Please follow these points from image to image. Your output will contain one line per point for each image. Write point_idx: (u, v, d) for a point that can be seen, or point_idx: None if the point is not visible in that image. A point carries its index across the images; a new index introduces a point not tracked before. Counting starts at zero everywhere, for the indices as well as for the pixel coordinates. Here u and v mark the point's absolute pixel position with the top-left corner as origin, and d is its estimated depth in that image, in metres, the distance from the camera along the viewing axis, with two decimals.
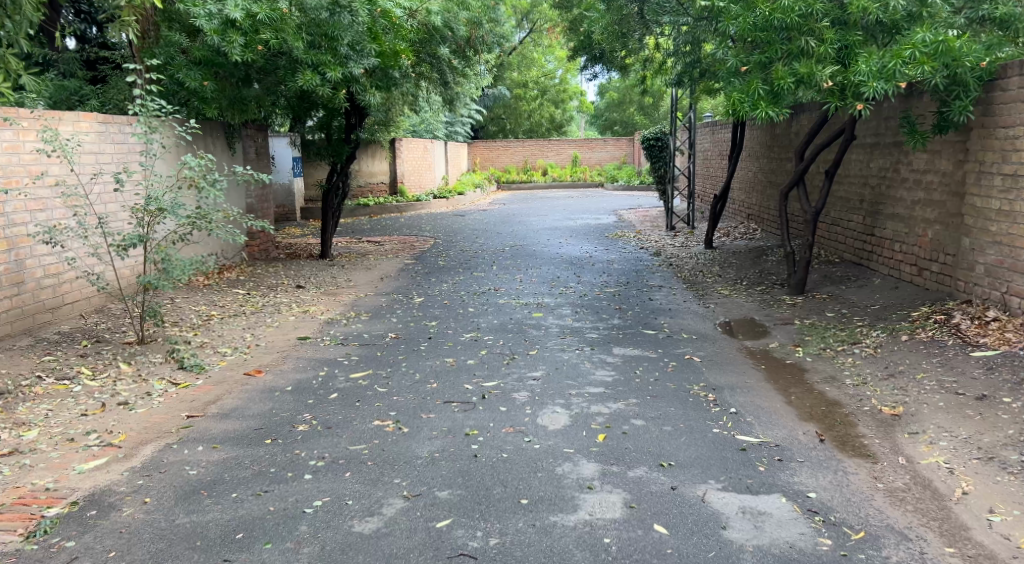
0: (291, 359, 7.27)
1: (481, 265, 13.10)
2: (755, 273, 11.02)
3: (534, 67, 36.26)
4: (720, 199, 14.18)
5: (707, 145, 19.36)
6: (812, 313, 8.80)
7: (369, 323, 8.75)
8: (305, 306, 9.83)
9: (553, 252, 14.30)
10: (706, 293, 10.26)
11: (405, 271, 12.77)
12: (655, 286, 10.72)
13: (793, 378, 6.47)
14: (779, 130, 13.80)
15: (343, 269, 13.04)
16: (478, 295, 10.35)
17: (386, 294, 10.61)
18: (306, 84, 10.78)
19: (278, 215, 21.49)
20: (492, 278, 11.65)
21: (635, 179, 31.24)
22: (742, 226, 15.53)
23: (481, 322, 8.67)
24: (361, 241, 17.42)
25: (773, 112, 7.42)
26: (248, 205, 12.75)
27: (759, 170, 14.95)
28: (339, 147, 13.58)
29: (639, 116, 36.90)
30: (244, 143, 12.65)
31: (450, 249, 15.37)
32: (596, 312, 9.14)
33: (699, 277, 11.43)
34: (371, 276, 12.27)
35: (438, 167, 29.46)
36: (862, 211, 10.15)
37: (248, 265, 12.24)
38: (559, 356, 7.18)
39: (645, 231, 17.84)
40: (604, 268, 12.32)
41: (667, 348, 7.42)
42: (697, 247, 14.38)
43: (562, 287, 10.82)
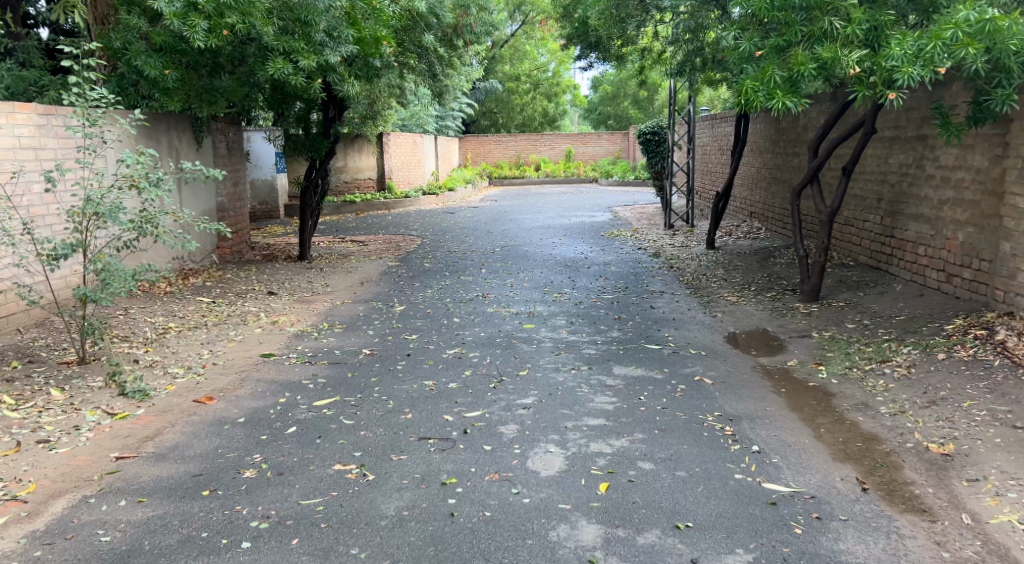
0: (250, 381, 6.45)
1: (469, 268, 12.26)
2: (763, 278, 10.23)
3: (526, 60, 35.42)
4: (723, 197, 13.43)
5: (707, 140, 18.55)
6: (831, 323, 7.99)
7: (343, 336, 7.94)
8: (274, 316, 9.01)
9: (546, 253, 13.46)
10: (712, 300, 9.44)
11: (388, 275, 11.95)
12: (656, 292, 9.91)
13: (820, 405, 5.66)
14: (785, 124, 13.05)
15: (321, 272, 12.20)
16: (464, 302, 9.54)
17: (365, 302, 9.79)
18: (278, 73, 9.96)
19: (261, 213, 20.66)
20: (480, 283, 10.85)
21: (630, 175, 30.42)
22: (745, 225, 14.72)
23: (466, 335, 7.85)
24: (344, 241, 16.55)
25: (793, 102, 6.60)
26: (220, 204, 12.01)
27: (763, 166, 14.18)
28: (318, 142, 12.73)
29: (633, 110, 36.08)
30: (214, 138, 11.79)
31: (437, 250, 14.52)
32: (593, 322, 8.33)
33: (702, 281, 10.62)
34: (351, 280, 11.42)
35: (428, 162, 28.63)
36: (881, 211, 9.36)
37: (217, 269, 11.38)
38: (552, 377, 6.37)
39: (643, 229, 17.04)
40: (600, 271, 11.51)
41: (674, 368, 6.60)
42: (699, 248, 13.61)
43: (556, 293, 10.01)
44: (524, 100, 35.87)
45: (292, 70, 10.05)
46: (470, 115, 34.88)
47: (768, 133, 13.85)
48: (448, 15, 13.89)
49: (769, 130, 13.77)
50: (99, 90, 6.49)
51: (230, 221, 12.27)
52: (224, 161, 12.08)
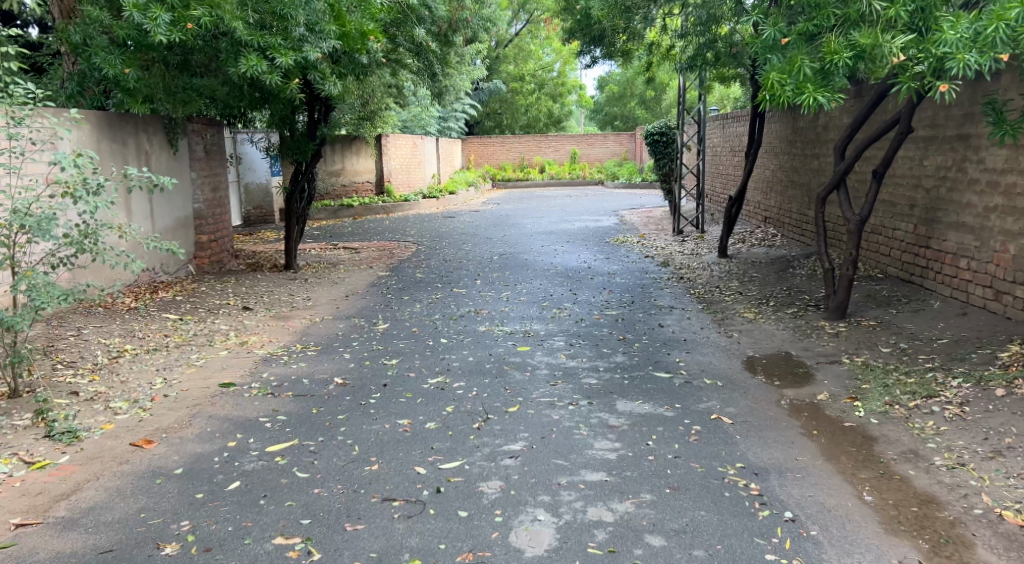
0: (201, 417, 5.61)
1: (465, 279, 11.43)
2: (782, 291, 9.38)
3: (530, 60, 34.64)
4: (737, 201, 12.61)
5: (717, 141, 17.70)
6: (862, 346, 7.14)
7: (315, 360, 7.09)
8: (244, 335, 8.17)
9: (548, 262, 12.61)
10: (727, 318, 8.56)
11: (378, 286, 11.16)
12: (666, 308, 9.04)
13: (861, 454, 4.82)
14: (804, 124, 12.23)
15: (306, 283, 11.42)
16: (454, 319, 8.70)
17: (348, 318, 8.95)
18: (250, 72, 9.11)
19: (254, 217, 19.90)
20: (473, 296, 10.01)
21: (637, 177, 29.59)
22: (759, 232, 13.88)
23: (453, 360, 7.01)
24: (336, 249, 15.73)
25: (825, 97, 5.74)
26: (197, 211, 11.14)
27: (779, 169, 13.34)
28: (302, 144, 11.91)
29: (640, 111, 35.22)
30: (191, 140, 10.95)
31: (432, 258, 13.69)
32: (596, 344, 7.49)
33: (716, 295, 9.76)
34: (336, 293, 10.61)
35: (430, 164, 27.81)
36: (913, 219, 8.52)
37: (193, 281, 10.56)
38: (546, 414, 5.53)
39: (651, 235, 16.18)
40: (604, 283, 10.64)
41: (688, 404, 5.76)
42: (710, 257, 12.78)
43: (555, 308, 9.17)
44: (529, 101, 35.02)
45: (268, 68, 9.22)
46: (473, 116, 34.05)
47: (784, 133, 13.01)
48: (442, 8, 13.09)
49: (786, 131, 12.95)
50: (23, 82, 5.66)
51: (209, 229, 11.44)
52: (204, 164, 11.26)
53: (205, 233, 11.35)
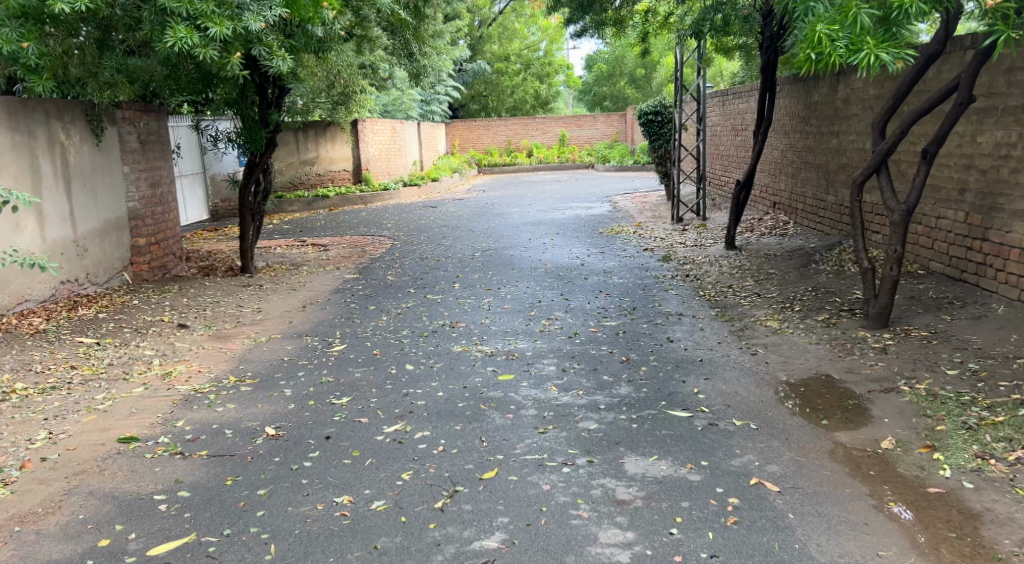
0: (77, 495, 4.25)
1: (441, 282, 10.07)
2: (807, 292, 8.07)
3: (515, 39, 33.32)
4: (745, 186, 11.31)
5: (717, 120, 16.35)
6: (920, 364, 5.83)
7: (246, 400, 5.73)
8: (172, 362, 6.80)
9: (535, 260, 11.28)
10: (747, 329, 7.22)
11: (342, 292, 9.81)
12: (673, 317, 7.71)
13: (965, 547, 3.62)
14: (819, 99, 10.93)
15: (261, 290, 10.06)
16: (424, 336, 7.34)
17: (299, 338, 7.58)
18: (178, 45, 7.70)
19: (222, 210, 18.43)
20: (451, 304, 8.68)
21: (628, 159, 28.19)
22: (768, 219, 12.56)
23: (418, 396, 5.66)
24: (302, 248, 14.34)
25: (890, 54, 4.90)
26: (131, 210, 9.73)
27: (790, 149, 12.03)
28: (254, 131, 10.52)
29: (630, 90, 33.75)
30: (121, 129, 9.53)
31: (407, 257, 12.31)
32: (593, 368, 6.15)
33: (729, 297, 8.43)
34: (292, 303, 9.23)
35: (411, 150, 26.36)
36: (966, 206, 7.19)
37: (125, 293, 9.16)
38: (531, 483, 4.19)
39: (648, 224, 14.82)
40: (600, 286, 9.30)
41: (717, 461, 4.44)
42: (716, 249, 11.48)
43: (543, 319, 7.83)
44: (514, 82, 33.59)
45: (200, 40, 7.83)
46: (456, 98, 32.61)
47: (796, 110, 11.70)
48: None
49: (798, 107, 11.63)
50: None
51: (148, 231, 10.04)
52: (139, 157, 9.85)
53: (142, 236, 9.95)
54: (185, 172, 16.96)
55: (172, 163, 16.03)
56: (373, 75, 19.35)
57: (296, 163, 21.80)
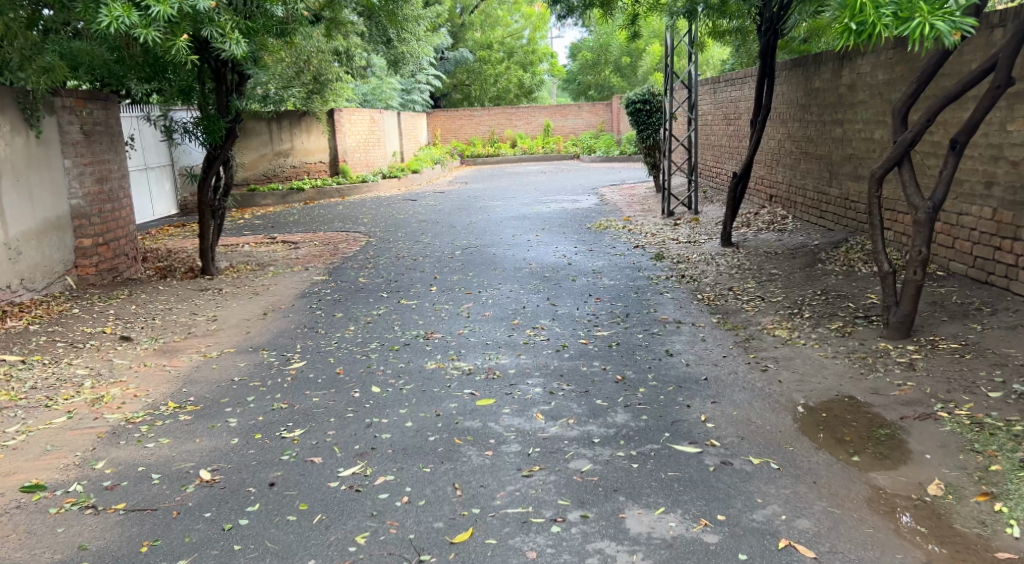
0: None
1: (417, 284, 9.28)
2: (816, 296, 7.34)
3: (498, 26, 32.50)
4: (742, 178, 10.59)
5: (708, 109, 15.62)
6: (955, 383, 5.10)
7: (181, 432, 4.99)
8: (105, 384, 6.01)
9: (519, 258, 10.55)
10: (752, 340, 6.49)
11: (308, 296, 9.03)
12: (671, 326, 6.97)
13: None
14: (820, 85, 10.20)
15: (219, 295, 9.28)
16: (395, 350, 6.57)
17: (256, 352, 6.81)
18: (113, 25, 6.90)
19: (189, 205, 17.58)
20: (427, 311, 7.94)
21: (615, 150, 27.43)
22: (765, 213, 11.85)
23: (382, 427, 4.90)
24: (272, 247, 13.52)
25: (945, 21, 4.39)
26: (74, 207, 9.02)
27: (788, 139, 11.31)
28: (212, 121, 9.64)
29: (615, 78, 32.95)
30: (59, 118, 8.80)
31: (382, 256, 11.51)
32: (584, 391, 5.39)
33: (730, 301, 7.70)
34: (252, 310, 8.44)
35: (391, 141, 25.49)
36: (994, 200, 6.47)
37: (65, 301, 8.37)
38: (514, 550, 3.59)
39: (637, 218, 14.10)
40: (589, 289, 8.55)
41: (736, 515, 3.73)
42: (711, 246, 10.76)
43: (527, 329, 7.07)
44: (498, 70, 32.73)
45: (140, 19, 7.05)
46: (439, 87, 31.76)
47: (795, 97, 10.97)
48: None
49: (797, 94, 10.91)
50: None
51: (94, 231, 9.28)
52: (82, 149, 9.11)
53: (87, 236, 9.19)
54: (149, 164, 16.13)
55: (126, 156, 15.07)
56: (347, 61, 18.52)
57: (270, 155, 20.78)
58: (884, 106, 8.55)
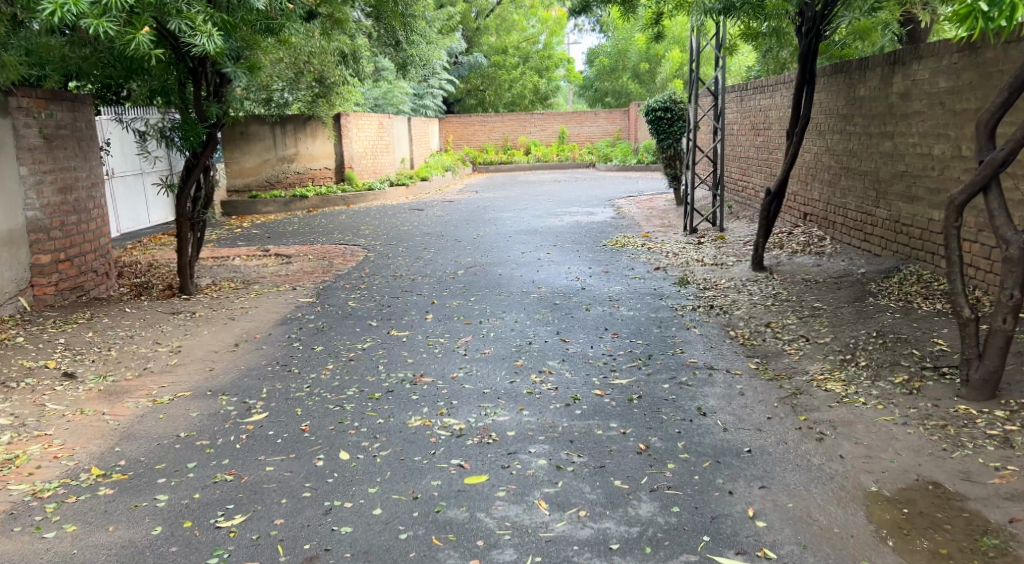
0: None
1: (412, 311, 8.28)
2: (870, 338, 6.29)
3: (514, 31, 31.62)
4: (777, 196, 9.56)
5: (735, 118, 14.59)
6: None
7: (93, 520, 4.00)
8: (25, 439, 5.03)
9: (528, 280, 9.54)
10: (800, 395, 5.45)
11: (289, 323, 8.05)
12: (701, 373, 5.93)
13: None
14: (866, 93, 9.17)
15: (193, 319, 8.33)
16: (375, 400, 5.57)
17: (213, 397, 5.81)
18: (60, 13, 5.97)
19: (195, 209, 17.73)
20: (420, 346, 6.93)
21: (632, 159, 26.38)
22: (800, 232, 10.80)
23: (344, 516, 3.93)
24: (263, 261, 12.56)
25: None
26: (31, 220, 8.12)
27: (826, 153, 10.28)
28: (191, 126, 8.70)
29: (633, 85, 31.87)
30: (15, 120, 7.91)
31: (378, 274, 10.53)
32: (600, 466, 4.38)
33: (769, 342, 6.67)
34: (222, 340, 7.47)
35: (401, 146, 24.53)
36: None
37: (12, 328, 7.42)
38: None
39: (657, 235, 13.08)
40: (605, 321, 7.53)
41: None
42: (741, 270, 9.74)
43: (533, 372, 6.06)
44: (513, 75, 31.79)
45: (90, 8, 6.12)
46: (452, 92, 30.87)
47: (836, 107, 9.94)
48: None
49: (838, 103, 9.87)
50: None
51: (55, 245, 8.38)
52: (42, 155, 8.19)
53: (45, 251, 8.27)
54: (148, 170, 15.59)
55: (107, 163, 14.39)
56: (353, 64, 17.64)
57: (273, 161, 19.76)
58: (945, 117, 7.51)
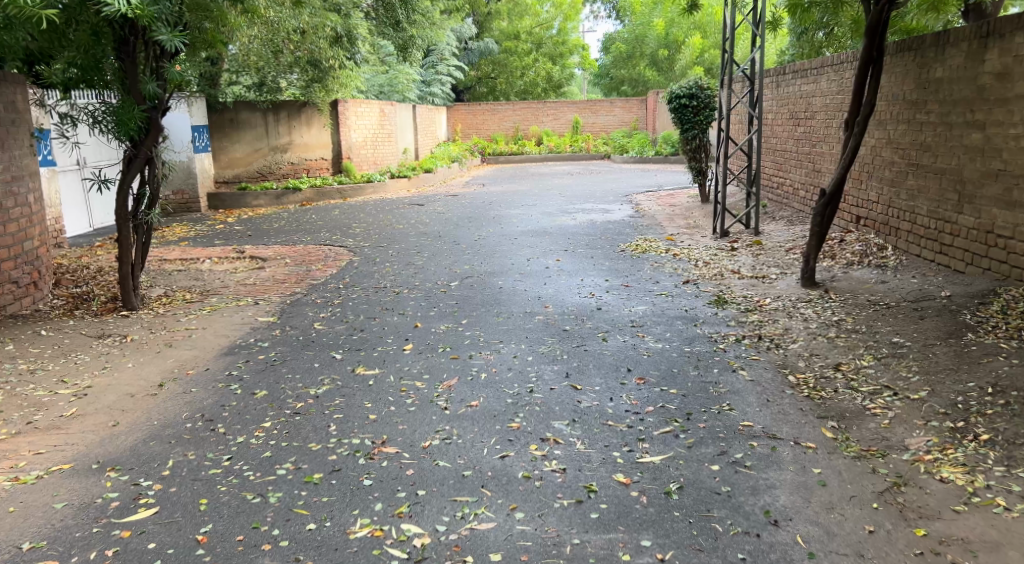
0: None
1: (388, 338, 6.73)
2: (986, 396, 4.68)
3: (527, 15, 30.07)
4: (831, 199, 7.96)
5: (771, 106, 12.93)
6: None
7: None
8: None
9: (533, 297, 7.95)
10: (906, 487, 3.89)
11: (236, 353, 6.52)
12: (760, 447, 4.36)
13: None
14: (944, 74, 7.58)
15: (121, 345, 6.82)
16: (313, 487, 4.06)
17: (94, 475, 4.28)
18: None
19: (176, 204, 16.40)
20: (389, 393, 5.36)
21: (649, 150, 24.70)
22: (854, 239, 9.16)
23: None
24: (234, 265, 11.06)
25: None
26: None
27: (888, 145, 8.65)
28: (124, 110, 7.26)
29: (651, 72, 30.07)
30: None
31: (357, 286, 8.95)
32: None
33: (845, 396, 5.07)
34: (143, 379, 5.94)
35: (404, 135, 22.81)
36: None
37: None
38: None
39: (683, 237, 11.48)
40: (627, 357, 5.95)
41: None
42: (787, 286, 8.14)
43: (533, 440, 4.50)
44: (525, 62, 30.15)
45: None
46: (461, 79, 29.22)
47: (902, 92, 8.32)
48: None
49: (905, 88, 8.24)
50: None
51: None
52: None
53: None
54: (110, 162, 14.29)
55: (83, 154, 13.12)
56: (347, 46, 16.17)
57: (265, 151, 17.96)
58: None
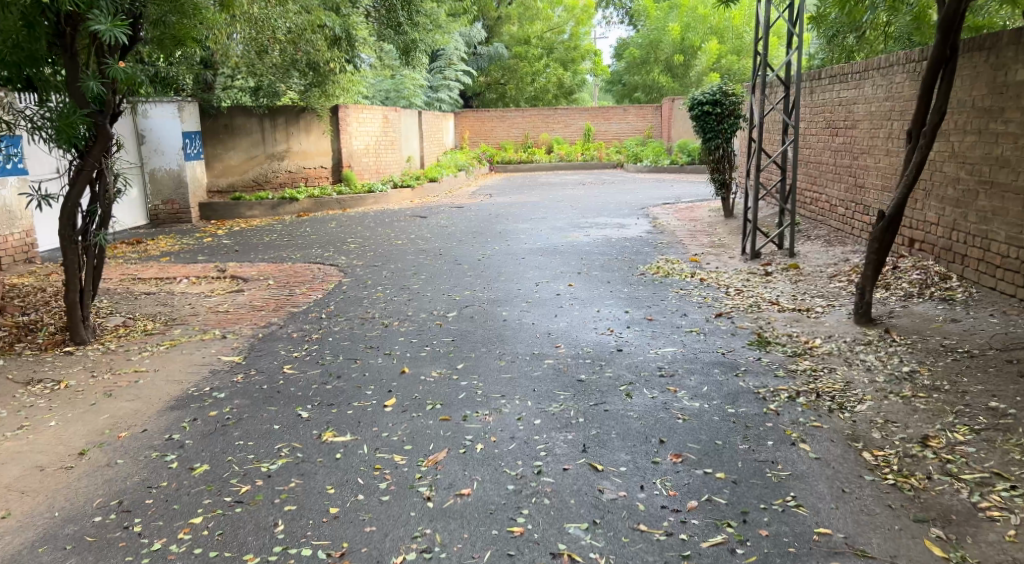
0: None
1: (368, 389, 5.60)
2: None
3: (538, 20, 28.95)
4: (892, 223, 6.79)
5: (805, 114, 11.76)
6: None
7: None
8: None
9: (543, 334, 6.80)
10: None
11: (184, 407, 5.40)
12: None
13: None
14: None
15: (51, 395, 5.71)
16: None
17: None
18: None
19: (167, 214, 15.02)
20: (359, 475, 4.22)
21: (665, 159, 23.54)
22: (909, 265, 7.98)
23: None
24: (211, 286, 9.96)
25: None
26: None
27: (951, 160, 7.48)
28: (63, 115, 6.20)
29: (666, 78, 28.77)
30: None
31: (341, 316, 7.83)
32: None
33: (946, 488, 3.95)
34: (64, 444, 4.84)
35: (408, 143, 21.70)
36: None
37: None
38: None
39: (709, 259, 10.32)
40: (660, 422, 4.78)
41: None
42: (839, 322, 6.97)
43: (542, 559, 3.58)
44: (536, 68, 29.01)
45: None
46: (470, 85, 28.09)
47: (971, 99, 7.17)
48: None
49: (976, 93, 7.10)
50: None
51: None
52: None
53: None
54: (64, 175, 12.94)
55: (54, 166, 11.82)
56: (346, 48, 15.14)
57: (262, 158, 16.83)
58: None
